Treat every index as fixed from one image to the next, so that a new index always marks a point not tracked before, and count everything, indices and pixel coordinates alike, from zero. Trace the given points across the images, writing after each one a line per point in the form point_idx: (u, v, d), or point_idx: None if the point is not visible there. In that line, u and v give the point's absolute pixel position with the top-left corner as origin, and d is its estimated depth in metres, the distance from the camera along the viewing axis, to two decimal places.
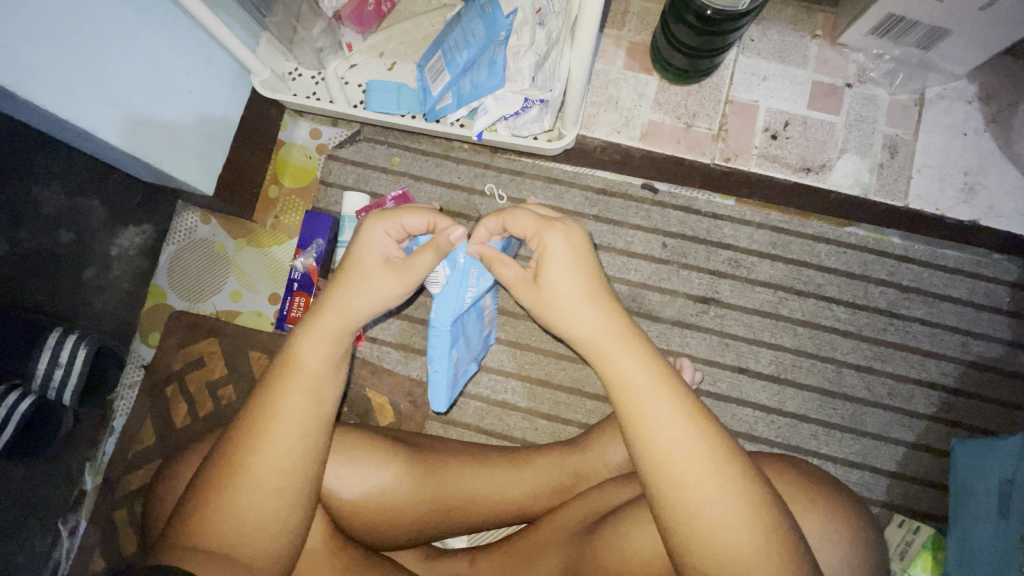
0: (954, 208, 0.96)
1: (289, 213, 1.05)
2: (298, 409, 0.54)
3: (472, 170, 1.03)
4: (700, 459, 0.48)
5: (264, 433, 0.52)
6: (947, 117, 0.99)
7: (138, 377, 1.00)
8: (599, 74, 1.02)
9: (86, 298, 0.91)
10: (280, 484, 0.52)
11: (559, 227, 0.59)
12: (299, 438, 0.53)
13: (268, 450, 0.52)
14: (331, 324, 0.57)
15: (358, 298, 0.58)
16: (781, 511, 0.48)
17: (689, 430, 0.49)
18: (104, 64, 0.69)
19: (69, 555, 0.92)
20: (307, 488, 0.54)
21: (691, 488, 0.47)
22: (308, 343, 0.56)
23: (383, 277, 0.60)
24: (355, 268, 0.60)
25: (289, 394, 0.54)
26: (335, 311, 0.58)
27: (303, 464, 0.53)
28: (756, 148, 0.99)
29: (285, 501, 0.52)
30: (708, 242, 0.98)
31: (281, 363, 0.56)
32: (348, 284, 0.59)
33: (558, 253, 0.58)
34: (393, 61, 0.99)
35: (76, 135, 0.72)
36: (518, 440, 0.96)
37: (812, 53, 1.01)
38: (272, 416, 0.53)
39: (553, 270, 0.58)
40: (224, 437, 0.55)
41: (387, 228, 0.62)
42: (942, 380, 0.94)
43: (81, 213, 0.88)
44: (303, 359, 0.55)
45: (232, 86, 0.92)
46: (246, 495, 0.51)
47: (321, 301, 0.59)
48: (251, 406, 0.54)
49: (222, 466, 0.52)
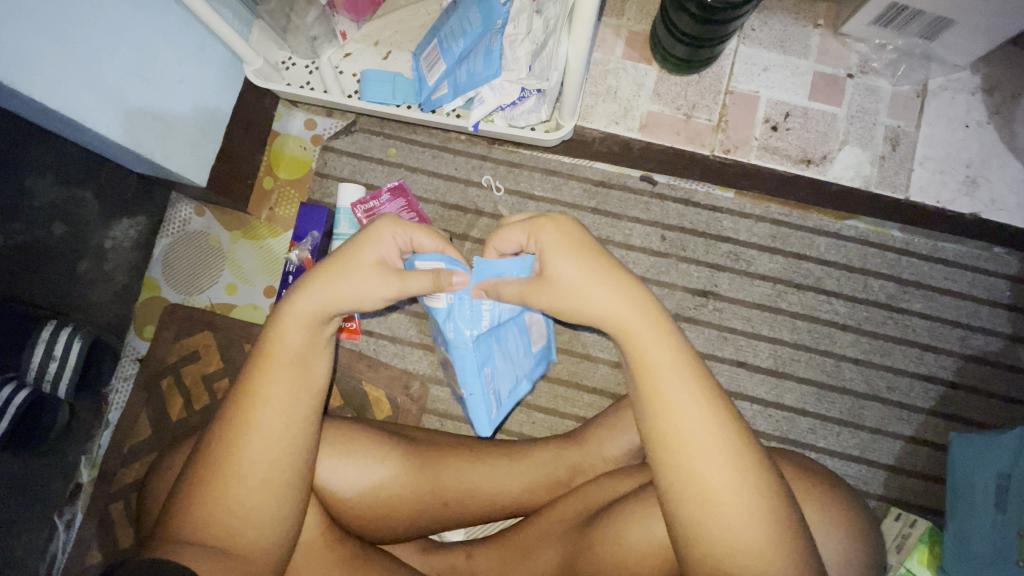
0: (955, 201, 0.96)
1: (284, 205, 1.04)
2: (281, 395, 0.53)
3: (469, 161, 1.02)
4: (700, 436, 0.48)
5: (249, 422, 0.52)
6: (949, 109, 0.98)
7: (133, 370, 0.99)
8: (598, 64, 1.00)
9: (79, 290, 0.90)
10: (270, 472, 0.52)
11: (546, 222, 0.57)
12: (290, 428, 0.53)
13: (253, 439, 0.52)
14: (307, 308, 0.55)
15: (342, 287, 0.56)
16: (783, 505, 0.48)
17: (705, 414, 0.49)
18: (93, 52, 0.67)
19: (65, 548, 0.92)
20: (298, 474, 0.54)
21: (692, 468, 0.48)
22: (283, 331, 0.55)
23: (374, 276, 0.57)
24: (341, 262, 0.57)
25: (271, 381, 0.53)
26: (309, 296, 0.56)
27: (291, 450, 0.53)
28: (756, 140, 0.98)
29: (276, 489, 0.52)
30: (707, 235, 0.97)
31: (260, 351, 0.55)
32: (329, 274, 0.57)
33: (555, 250, 0.56)
34: (388, 50, 0.97)
35: (65, 125, 0.70)
36: (516, 433, 0.96)
37: (813, 43, 0.99)
38: (255, 405, 0.52)
39: (557, 266, 0.56)
40: (211, 430, 0.54)
41: (398, 234, 0.61)
42: (941, 374, 0.93)
43: (74, 204, 0.86)
44: (282, 345, 0.54)
45: (225, 76, 0.90)
46: (235, 486, 0.51)
47: (295, 284, 0.57)
48: (237, 399, 0.53)
49: (208, 459, 0.52)
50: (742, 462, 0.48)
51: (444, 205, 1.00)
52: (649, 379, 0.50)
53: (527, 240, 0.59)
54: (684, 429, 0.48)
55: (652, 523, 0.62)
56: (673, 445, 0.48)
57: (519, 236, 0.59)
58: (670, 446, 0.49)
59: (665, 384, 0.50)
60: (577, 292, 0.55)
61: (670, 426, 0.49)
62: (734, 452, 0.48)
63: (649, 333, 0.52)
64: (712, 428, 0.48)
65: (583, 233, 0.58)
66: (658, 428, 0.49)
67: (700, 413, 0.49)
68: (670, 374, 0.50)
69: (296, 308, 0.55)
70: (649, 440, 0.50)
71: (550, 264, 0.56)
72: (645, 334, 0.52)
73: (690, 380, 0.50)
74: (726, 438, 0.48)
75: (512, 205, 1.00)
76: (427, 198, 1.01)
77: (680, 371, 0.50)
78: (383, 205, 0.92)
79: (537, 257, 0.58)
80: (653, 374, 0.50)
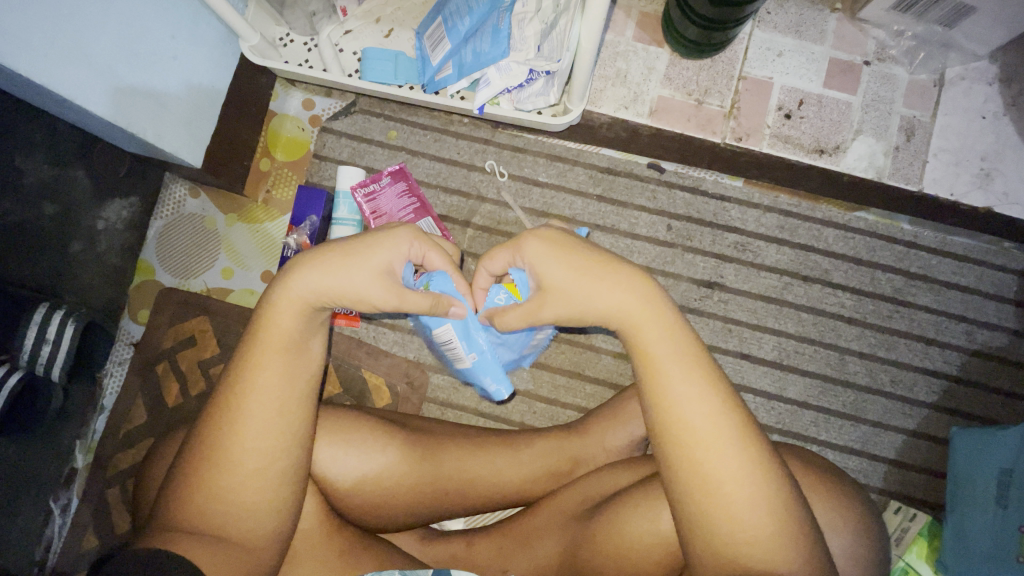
0: (968, 194, 0.94)
1: (281, 187, 1.01)
2: (273, 382, 0.51)
3: (472, 145, 0.99)
4: (707, 428, 0.47)
5: (242, 411, 0.50)
6: (966, 99, 0.95)
7: (127, 355, 0.97)
8: (608, 46, 0.97)
9: (73, 273, 0.88)
10: (264, 460, 0.50)
11: (528, 237, 0.56)
12: (280, 416, 0.51)
13: (248, 425, 0.50)
14: (302, 294, 0.53)
15: (337, 282, 0.53)
16: (795, 498, 0.47)
17: (710, 406, 0.47)
18: (79, 23, 0.64)
19: (61, 533, 0.91)
20: (295, 462, 0.53)
21: (697, 459, 0.47)
22: (278, 315, 0.53)
23: (375, 282, 0.54)
24: (353, 253, 0.55)
25: (264, 368, 0.51)
26: (306, 282, 0.53)
27: (287, 438, 0.52)
28: (768, 128, 0.96)
29: (274, 478, 0.51)
30: (714, 225, 0.96)
31: (251, 338, 0.53)
32: (333, 259, 0.54)
33: (543, 260, 0.55)
34: (390, 27, 0.94)
35: (53, 101, 0.67)
36: (517, 423, 0.96)
37: (829, 28, 0.97)
38: (249, 392, 0.51)
39: (546, 273, 0.55)
40: (202, 419, 0.52)
41: (415, 245, 0.58)
42: (946, 369, 0.93)
43: (67, 184, 0.84)
44: (275, 331, 0.52)
45: (219, 51, 0.86)
46: (233, 476, 0.50)
47: (291, 265, 0.55)
48: (227, 386, 0.52)
49: (201, 447, 0.51)
50: (751, 455, 0.47)
51: (446, 190, 0.98)
52: (652, 369, 0.50)
53: (516, 258, 0.57)
54: (689, 422, 0.47)
55: (654, 514, 0.61)
56: (676, 437, 0.47)
57: (506, 255, 0.58)
58: (672, 437, 0.48)
59: (666, 375, 0.49)
60: (569, 289, 0.54)
61: (673, 418, 0.48)
62: (739, 443, 0.47)
63: (649, 321, 0.51)
64: (716, 418, 0.47)
65: (565, 235, 0.57)
66: (662, 422, 0.48)
67: (703, 405, 0.47)
68: (671, 365, 0.49)
69: (291, 294, 0.53)
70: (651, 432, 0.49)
71: (543, 274, 0.55)
72: (648, 328, 0.51)
73: (690, 369, 0.49)
74: (734, 430, 0.47)
75: (516, 190, 0.98)
76: (429, 182, 0.98)
77: (681, 362, 0.49)
78: (384, 188, 0.90)
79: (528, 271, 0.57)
80: (657, 367, 0.49)
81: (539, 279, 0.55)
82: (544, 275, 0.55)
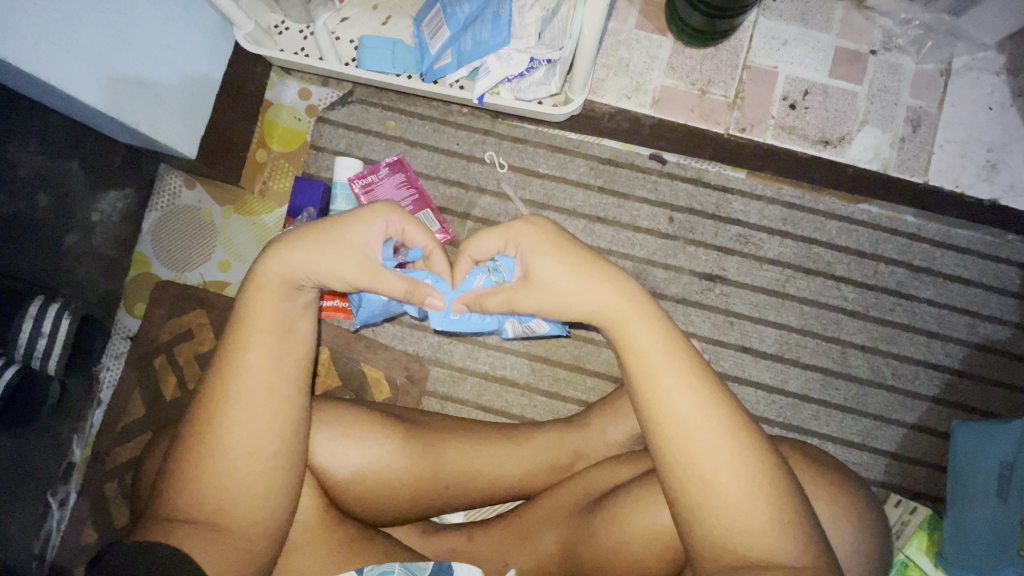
0: (974, 185, 0.93)
1: (277, 178, 1.00)
2: (260, 365, 0.50)
3: (471, 136, 0.98)
4: (700, 420, 0.46)
5: (230, 395, 0.50)
6: (973, 90, 0.94)
7: (124, 348, 0.97)
8: (610, 34, 0.96)
9: (68, 266, 0.87)
10: (252, 447, 0.50)
11: (524, 224, 0.55)
12: (268, 401, 0.50)
13: (237, 410, 0.49)
14: (281, 273, 0.52)
15: (310, 259, 0.52)
16: (792, 484, 0.47)
17: (698, 399, 0.47)
18: (67, 8, 0.61)
19: (60, 526, 0.90)
20: (288, 448, 0.52)
21: (688, 451, 0.46)
22: (260, 299, 0.52)
23: (351, 259, 0.53)
24: (331, 229, 0.54)
25: (251, 351, 0.51)
26: (283, 260, 0.52)
27: (277, 423, 0.51)
28: (773, 119, 0.95)
29: (266, 464, 0.50)
30: (716, 217, 0.95)
31: (238, 321, 0.52)
32: (311, 236, 0.53)
33: (537, 249, 0.54)
34: (387, 14, 0.93)
35: (44, 90, 0.65)
36: (517, 417, 0.95)
37: (836, 17, 0.95)
38: (236, 376, 0.50)
39: (540, 265, 0.53)
40: (191, 408, 0.52)
41: (393, 224, 0.56)
42: (948, 362, 0.92)
43: (60, 175, 0.82)
44: (261, 314, 0.52)
45: (213, 40, 0.85)
46: (225, 462, 0.49)
47: (271, 243, 0.54)
48: (215, 370, 0.51)
49: (191, 433, 0.50)
50: (743, 445, 0.46)
51: (444, 182, 0.97)
52: (643, 364, 0.49)
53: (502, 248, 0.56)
54: (680, 416, 0.47)
55: (656, 509, 0.61)
56: (670, 433, 0.47)
57: (495, 242, 0.56)
58: (662, 431, 0.47)
59: (656, 370, 0.48)
60: (557, 285, 0.52)
61: (665, 413, 0.47)
62: (732, 434, 0.46)
63: (639, 315, 0.50)
64: (705, 410, 0.47)
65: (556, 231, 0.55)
66: (655, 418, 0.47)
67: (692, 398, 0.47)
68: (662, 359, 0.48)
69: (269, 274, 0.52)
70: (645, 430, 0.48)
71: (536, 264, 0.53)
72: (635, 322, 0.50)
73: (679, 364, 0.48)
74: (730, 421, 0.47)
75: (515, 182, 0.96)
76: (427, 174, 0.97)
77: (674, 359, 0.48)
78: (382, 180, 0.88)
79: (518, 260, 0.55)
80: (644, 361, 0.49)
81: (529, 268, 0.54)
82: (533, 262, 0.54)
